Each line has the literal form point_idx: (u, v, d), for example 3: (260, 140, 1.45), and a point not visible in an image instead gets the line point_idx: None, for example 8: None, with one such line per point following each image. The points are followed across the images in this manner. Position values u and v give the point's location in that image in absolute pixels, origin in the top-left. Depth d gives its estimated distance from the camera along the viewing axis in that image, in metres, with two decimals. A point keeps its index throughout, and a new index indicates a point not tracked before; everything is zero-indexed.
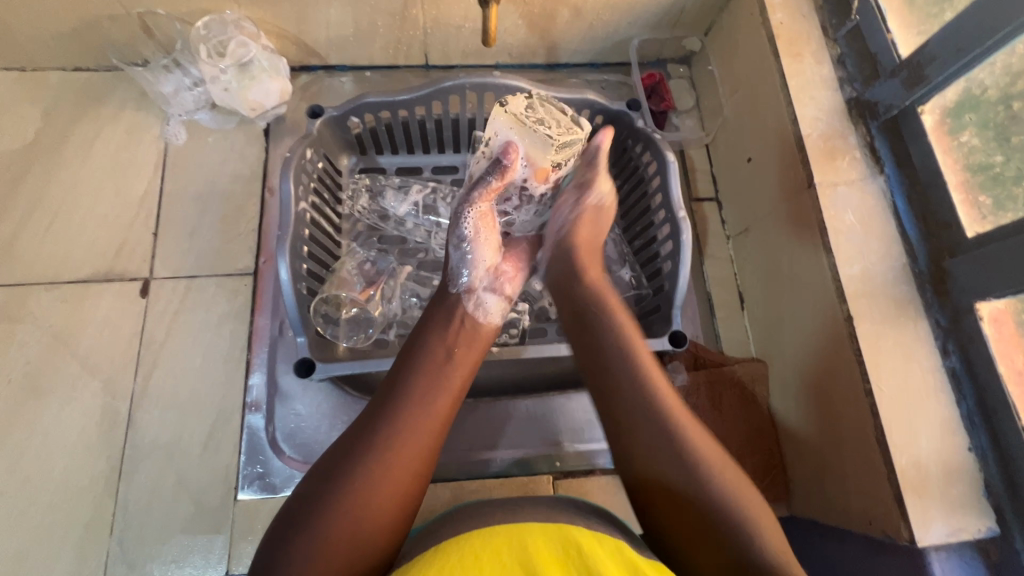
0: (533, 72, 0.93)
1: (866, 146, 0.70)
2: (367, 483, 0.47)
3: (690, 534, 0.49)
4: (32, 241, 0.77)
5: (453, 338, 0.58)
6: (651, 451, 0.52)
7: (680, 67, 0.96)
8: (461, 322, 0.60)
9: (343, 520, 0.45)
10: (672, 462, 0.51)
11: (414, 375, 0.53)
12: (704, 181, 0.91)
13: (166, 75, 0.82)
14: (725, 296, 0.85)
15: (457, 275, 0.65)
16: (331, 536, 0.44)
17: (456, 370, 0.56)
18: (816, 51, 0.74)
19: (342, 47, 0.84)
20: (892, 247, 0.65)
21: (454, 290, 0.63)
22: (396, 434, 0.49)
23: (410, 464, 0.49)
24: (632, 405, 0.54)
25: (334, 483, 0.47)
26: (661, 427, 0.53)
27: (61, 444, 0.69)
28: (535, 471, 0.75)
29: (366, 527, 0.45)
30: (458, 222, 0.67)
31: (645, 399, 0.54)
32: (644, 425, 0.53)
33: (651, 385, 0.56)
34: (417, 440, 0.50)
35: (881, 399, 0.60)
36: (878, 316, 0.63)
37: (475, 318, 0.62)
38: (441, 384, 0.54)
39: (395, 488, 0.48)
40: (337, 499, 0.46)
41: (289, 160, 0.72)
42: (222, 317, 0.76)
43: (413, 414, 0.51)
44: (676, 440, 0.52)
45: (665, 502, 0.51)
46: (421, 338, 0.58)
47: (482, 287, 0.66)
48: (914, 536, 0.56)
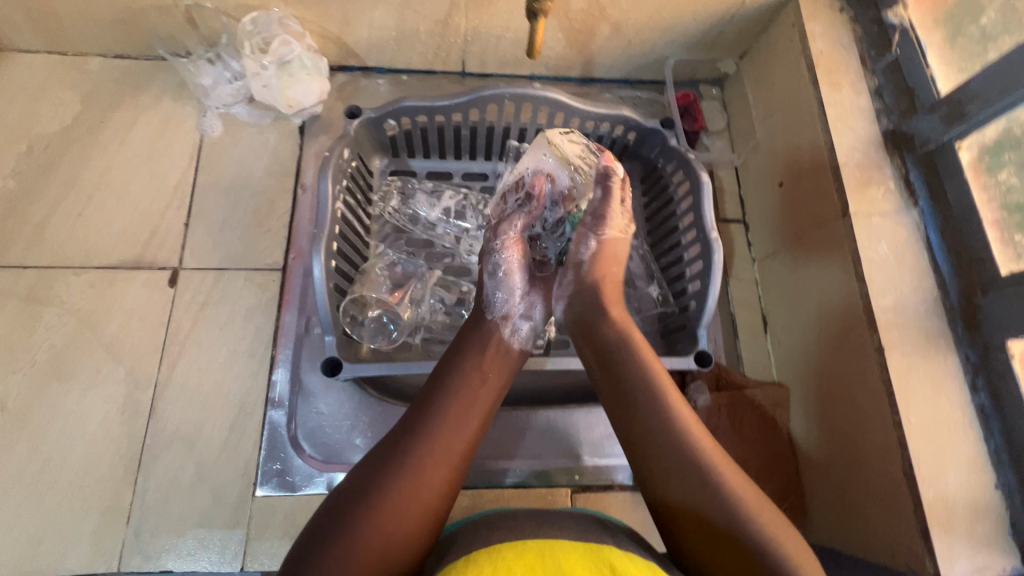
0: (567, 85, 0.94)
1: (901, 178, 0.70)
2: (401, 496, 0.46)
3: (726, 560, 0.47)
4: (64, 224, 0.77)
5: (488, 358, 0.58)
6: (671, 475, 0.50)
7: (712, 89, 0.96)
8: (496, 346, 0.59)
9: (377, 531, 0.44)
10: (692, 488, 0.49)
11: (450, 389, 0.53)
12: (732, 203, 0.91)
13: (208, 67, 0.82)
14: (748, 319, 0.86)
15: (493, 301, 0.63)
16: (365, 545, 0.44)
17: (487, 388, 0.55)
18: (856, 80, 0.75)
19: (382, 49, 0.84)
20: (925, 281, 0.66)
21: (488, 316, 0.61)
22: (429, 449, 0.49)
23: (443, 478, 0.49)
24: (652, 423, 0.52)
25: (369, 489, 0.46)
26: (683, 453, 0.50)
27: (82, 430, 0.69)
28: (554, 483, 0.75)
29: (400, 534, 0.45)
30: (493, 253, 0.65)
31: (672, 432, 0.52)
32: (664, 446, 0.51)
33: (667, 402, 0.54)
34: (448, 454, 0.49)
35: (910, 432, 0.60)
36: (909, 347, 0.63)
37: (509, 345, 0.60)
38: (471, 399, 0.53)
39: (430, 501, 0.47)
40: (371, 507, 0.45)
41: (327, 159, 0.73)
42: (248, 311, 0.76)
43: (448, 429, 0.50)
44: (706, 474, 0.49)
45: (692, 539, 0.49)
46: (455, 355, 0.57)
47: (519, 315, 0.63)
48: (939, 569, 0.56)
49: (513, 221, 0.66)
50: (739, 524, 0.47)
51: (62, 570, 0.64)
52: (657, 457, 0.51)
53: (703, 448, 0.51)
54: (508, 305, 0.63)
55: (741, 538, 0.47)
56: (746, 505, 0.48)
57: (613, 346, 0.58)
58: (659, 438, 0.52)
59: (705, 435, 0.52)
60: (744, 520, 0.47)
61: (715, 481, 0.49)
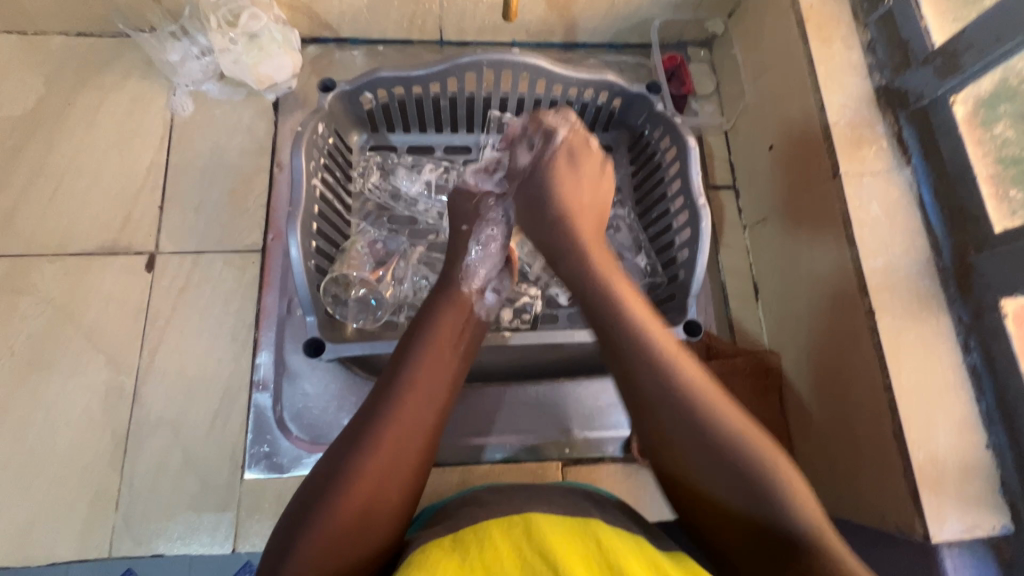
0: (550, 52, 0.90)
1: (893, 136, 0.68)
2: (373, 476, 0.44)
3: (724, 518, 0.44)
4: (35, 211, 0.75)
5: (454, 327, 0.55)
6: (689, 452, 0.45)
7: (700, 51, 0.93)
8: (466, 315, 0.58)
9: (354, 507, 0.43)
10: (697, 443, 0.45)
11: (416, 359, 0.51)
12: (722, 168, 0.89)
13: (172, 43, 0.79)
14: (740, 287, 0.84)
15: (471, 273, 0.62)
16: (343, 522, 0.43)
17: (452, 362, 0.53)
18: (847, 36, 0.72)
19: (355, 18, 0.81)
20: (917, 241, 0.64)
21: (464, 288, 0.60)
22: (399, 424, 0.47)
23: (414, 456, 0.47)
24: (642, 375, 0.48)
25: (343, 469, 0.45)
26: (681, 414, 0.46)
27: (65, 418, 0.68)
28: (544, 457, 0.74)
29: (377, 512, 0.44)
30: (483, 223, 0.66)
31: (682, 404, 0.46)
32: (682, 438, 0.45)
33: (665, 363, 0.48)
34: (419, 427, 0.48)
35: (901, 395, 0.59)
36: (900, 309, 0.62)
37: (477, 314, 0.59)
38: (438, 372, 0.51)
39: (406, 475, 0.46)
40: (348, 485, 0.44)
41: (300, 134, 0.70)
42: (229, 294, 0.74)
43: (414, 403, 0.48)
44: (710, 426, 0.45)
45: (698, 484, 0.45)
46: (415, 332, 0.53)
47: (491, 287, 0.63)
48: (929, 531, 0.56)
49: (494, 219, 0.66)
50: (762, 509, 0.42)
51: (53, 558, 0.64)
52: (648, 406, 0.47)
53: (707, 400, 0.46)
54: (484, 280, 0.63)
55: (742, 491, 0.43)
56: (756, 456, 0.44)
57: (593, 299, 0.53)
58: (650, 387, 0.47)
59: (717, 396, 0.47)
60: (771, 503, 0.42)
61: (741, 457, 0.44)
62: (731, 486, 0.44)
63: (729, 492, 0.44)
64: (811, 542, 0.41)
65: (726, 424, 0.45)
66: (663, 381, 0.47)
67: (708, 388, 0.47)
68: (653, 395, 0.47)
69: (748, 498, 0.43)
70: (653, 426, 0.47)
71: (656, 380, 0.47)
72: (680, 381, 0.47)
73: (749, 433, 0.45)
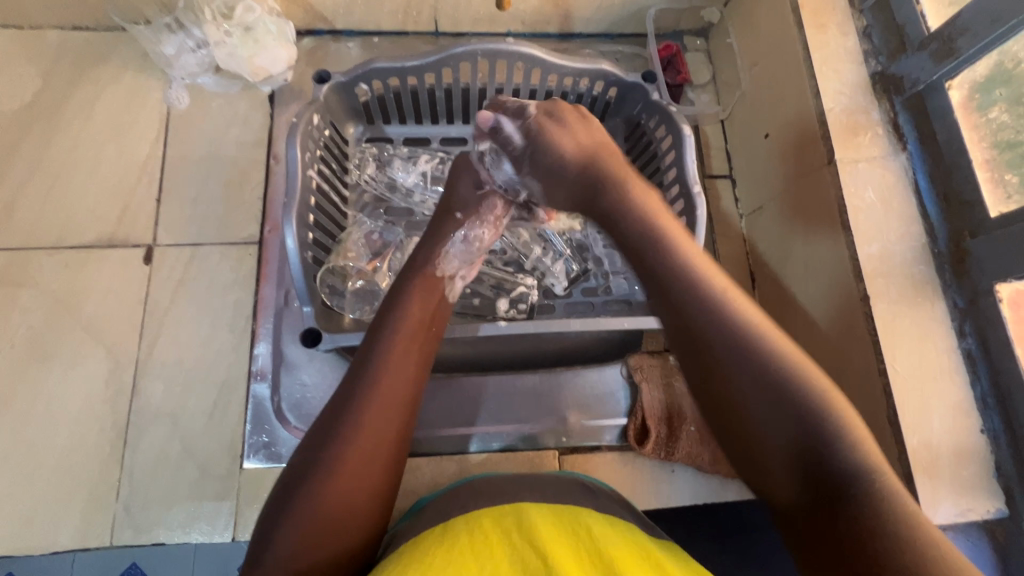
0: (545, 42, 0.90)
1: (889, 122, 0.68)
2: (356, 458, 0.45)
3: (796, 473, 0.41)
4: (33, 205, 0.76)
5: (424, 308, 0.56)
6: (754, 390, 0.43)
7: (697, 40, 0.93)
8: (437, 298, 0.58)
9: (339, 489, 0.44)
10: (767, 395, 0.42)
11: (389, 342, 0.51)
12: (718, 158, 0.89)
13: (168, 35, 0.79)
14: (737, 276, 0.84)
15: (447, 259, 0.61)
16: (327, 503, 0.43)
17: (421, 342, 0.53)
18: (843, 22, 0.71)
19: (349, 10, 0.81)
20: (912, 227, 0.64)
21: (440, 273, 0.60)
22: (377, 406, 0.47)
23: (392, 437, 0.47)
24: (714, 331, 0.45)
25: (324, 453, 0.45)
26: (744, 347, 0.44)
27: (66, 410, 0.69)
28: (541, 446, 0.75)
29: (359, 497, 0.44)
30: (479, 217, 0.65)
31: (744, 341, 0.44)
32: (748, 375, 0.43)
33: (733, 310, 0.46)
34: (395, 408, 0.48)
35: (895, 379, 0.59)
36: (895, 295, 0.62)
37: (446, 297, 0.59)
38: (408, 354, 0.51)
39: (386, 456, 0.47)
40: (330, 468, 0.44)
41: (295, 125, 0.70)
42: (226, 286, 0.75)
43: (389, 384, 0.48)
44: (773, 362, 0.43)
45: (758, 436, 0.42)
46: (386, 316, 0.53)
47: (461, 276, 0.63)
48: (924, 515, 0.56)
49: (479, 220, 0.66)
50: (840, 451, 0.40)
51: (55, 547, 0.65)
52: (717, 360, 0.45)
53: (786, 359, 0.43)
54: (457, 268, 0.62)
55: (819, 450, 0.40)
56: (833, 416, 0.41)
57: (645, 243, 0.52)
58: (718, 339, 0.45)
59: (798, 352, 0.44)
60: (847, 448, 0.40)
61: (813, 400, 0.41)
62: (797, 430, 0.41)
63: (794, 438, 0.41)
64: (880, 492, 0.38)
65: (804, 381, 0.42)
66: (724, 315, 0.46)
67: (779, 338, 0.45)
68: (729, 350, 0.44)
69: (818, 451, 0.40)
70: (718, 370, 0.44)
71: (724, 334, 0.45)
72: (751, 335, 0.44)
73: (817, 375, 0.43)
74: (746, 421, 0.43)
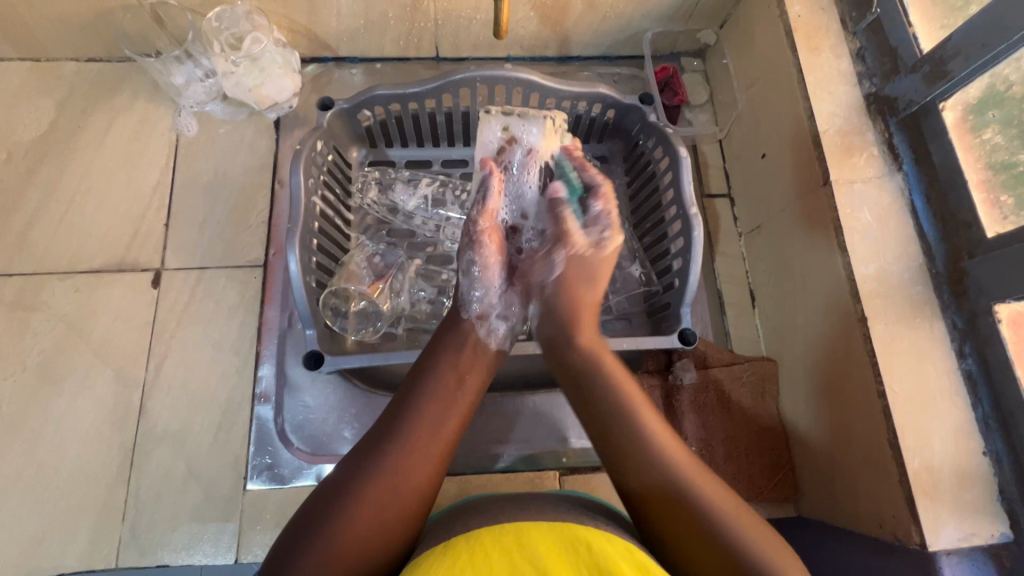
0: (544, 66, 0.92)
1: (884, 143, 0.68)
2: (384, 503, 0.47)
3: (695, 559, 0.48)
4: (46, 231, 0.78)
5: (465, 363, 0.57)
6: (646, 478, 0.51)
7: (694, 60, 0.94)
8: (473, 347, 0.59)
9: (357, 533, 0.45)
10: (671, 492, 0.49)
11: (429, 390, 0.53)
12: (717, 177, 0.90)
13: (178, 66, 0.80)
14: (736, 295, 0.84)
15: (469, 300, 0.62)
16: (342, 547, 0.45)
17: (465, 391, 0.55)
18: (836, 44, 0.72)
19: (353, 38, 0.83)
20: (909, 247, 0.64)
21: (465, 317, 0.61)
22: (406, 461, 0.49)
23: (421, 482, 0.49)
24: (612, 416, 0.54)
25: (346, 496, 0.47)
26: (641, 442, 0.52)
27: (74, 431, 0.71)
28: (541, 467, 0.75)
29: (375, 539, 0.46)
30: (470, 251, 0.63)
31: (639, 434, 0.52)
32: (638, 457, 0.51)
33: (636, 406, 0.54)
34: (429, 458, 0.50)
35: (894, 402, 0.59)
36: (893, 315, 0.62)
37: (486, 346, 0.60)
38: (452, 403, 0.54)
39: (411, 502, 0.48)
40: (349, 515, 0.46)
41: (298, 152, 0.72)
42: (231, 308, 0.76)
43: (423, 438, 0.50)
44: (664, 458, 0.51)
45: (667, 523, 0.49)
46: (432, 358, 0.57)
47: (496, 315, 0.63)
48: (925, 540, 0.55)
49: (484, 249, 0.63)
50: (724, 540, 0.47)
51: (62, 568, 0.66)
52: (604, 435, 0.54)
53: (672, 455, 0.51)
54: (486, 304, 0.62)
55: (696, 518, 0.48)
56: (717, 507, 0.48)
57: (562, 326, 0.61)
58: (619, 425, 0.53)
59: (679, 447, 0.52)
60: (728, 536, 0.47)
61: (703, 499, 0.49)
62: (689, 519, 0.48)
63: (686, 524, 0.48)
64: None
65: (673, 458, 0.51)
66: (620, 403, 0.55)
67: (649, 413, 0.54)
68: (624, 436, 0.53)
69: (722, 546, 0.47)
70: (620, 461, 0.52)
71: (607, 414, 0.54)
72: (639, 419, 0.53)
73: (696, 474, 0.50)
74: (655, 509, 0.50)
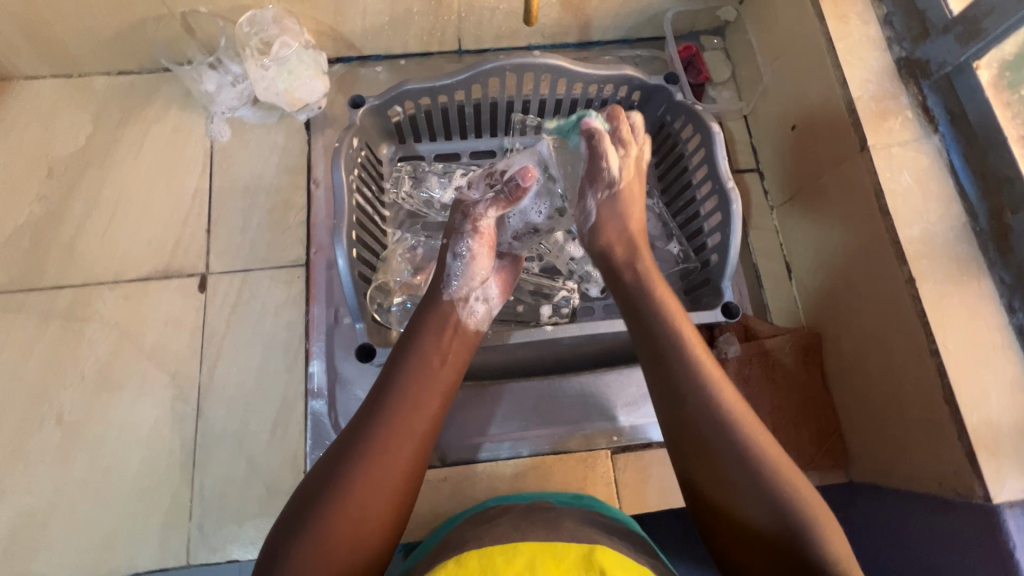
0: (565, 52, 0.93)
1: (917, 106, 0.68)
2: (369, 475, 0.50)
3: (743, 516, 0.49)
4: (93, 243, 0.79)
5: (445, 342, 0.60)
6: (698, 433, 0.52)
7: (713, 39, 0.95)
8: (453, 326, 0.62)
9: (348, 512, 0.48)
10: (730, 452, 0.50)
11: (410, 372, 0.56)
12: (744, 152, 0.90)
13: (209, 72, 0.83)
14: (772, 267, 0.85)
15: (452, 280, 0.65)
16: (337, 528, 0.47)
17: (444, 372, 0.58)
18: (863, 12, 0.72)
19: (378, 35, 0.84)
20: (950, 207, 0.64)
21: (445, 297, 0.64)
22: (391, 441, 0.52)
23: (405, 463, 0.52)
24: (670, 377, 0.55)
25: (337, 480, 0.49)
26: (704, 407, 0.53)
27: (136, 436, 0.72)
28: (593, 446, 0.75)
29: (367, 519, 0.48)
30: (463, 236, 0.67)
31: (702, 400, 0.53)
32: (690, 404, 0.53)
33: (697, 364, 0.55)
34: (412, 434, 0.53)
35: (949, 359, 0.59)
36: (940, 274, 0.62)
37: (464, 324, 0.63)
38: (432, 381, 0.57)
39: (394, 483, 0.51)
40: (341, 497, 0.48)
41: (338, 150, 0.73)
42: (278, 307, 0.78)
43: (408, 415, 0.53)
44: (718, 416, 0.52)
45: (716, 467, 0.51)
46: (413, 338, 0.59)
47: (476, 297, 0.66)
48: (989, 492, 0.56)
49: (485, 208, 0.68)
50: (777, 499, 0.48)
51: (135, 568, 0.67)
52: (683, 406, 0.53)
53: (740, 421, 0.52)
54: (467, 287, 0.65)
55: (746, 481, 0.49)
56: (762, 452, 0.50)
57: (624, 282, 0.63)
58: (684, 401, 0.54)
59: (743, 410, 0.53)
60: (774, 486, 0.48)
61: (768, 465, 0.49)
62: (743, 470, 0.49)
63: (734, 470, 0.50)
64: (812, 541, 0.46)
65: (775, 470, 0.49)
66: (684, 372, 0.55)
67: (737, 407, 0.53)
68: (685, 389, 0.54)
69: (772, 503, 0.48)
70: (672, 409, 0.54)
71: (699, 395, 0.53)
72: (718, 412, 0.52)
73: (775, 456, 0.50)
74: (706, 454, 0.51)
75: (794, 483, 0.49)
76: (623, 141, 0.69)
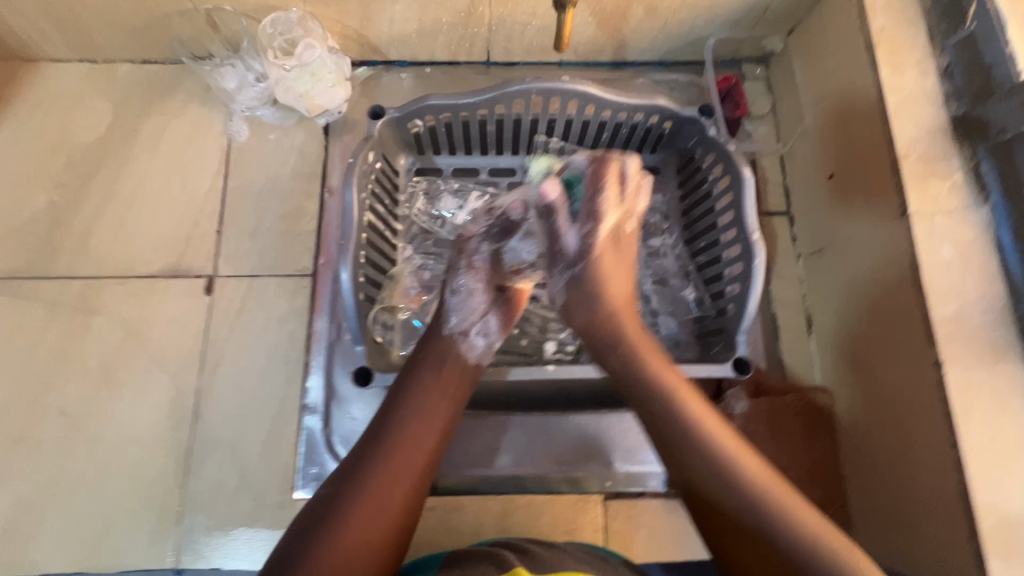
0: (597, 71, 0.89)
1: (969, 171, 0.63)
2: (373, 495, 0.49)
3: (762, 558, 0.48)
4: (106, 235, 0.80)
5: (445, 371, 0.59)
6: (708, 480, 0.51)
7: (756, 68, 0.90)
8: (453, 360, 0.60)
9: (355, 531, 0.47)
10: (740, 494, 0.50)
11: (410, 396, 0.56)
12: (775, 194, 0.86)
13: (229, 70, 0.81)
14: (790, 318, 0.82)
15: (450, 316, 0.63)
16: (345, 545, 0.47)
17: (442, 397, 0.58)
18: (923, 60, 0.67)
19: (404, 43, 0.81)
20: (992, 286, 0.60)
21: (444, 331, 0.62)
22: (393, 461, 0.51)
23: (408, 482, 0.51)
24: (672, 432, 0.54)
25: (340, 502, 0.49)
26: (709, 451, 0.52)
27: (134, 434, 0.73)
28: (585, 490, 0.73)
29: (376, 536, 0.48)
30: (459, 271, 0.64)
31: (702, 447, 0.52)
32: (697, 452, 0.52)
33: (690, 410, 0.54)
34: (413, 453, 0.53)
35: (970, 454, 0.56)
36: (972, 359, 0.58)
37: (463, 357, 0.62)
38: (430, 407, 0.56)
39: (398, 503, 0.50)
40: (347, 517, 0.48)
41: (352, 166, 0.71)
42: (282, 317, 0.77)
43: (409, 436, 0.53)
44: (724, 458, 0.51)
45: (729, 510, 0.50)
46: (412, 369, 0.59)
47: (476, 331, 0.64)
48: None
49: (478, 243, 0.65)
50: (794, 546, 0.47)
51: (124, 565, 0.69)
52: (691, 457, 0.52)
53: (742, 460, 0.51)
54: (467, 322, 0.63)
55: (762, 521, 0.49)
56: (773, 497, 0.49)
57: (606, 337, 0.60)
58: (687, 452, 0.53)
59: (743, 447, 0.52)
60: (789, 531, 0.48)
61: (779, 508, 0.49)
62: (753, 512, 0.49)
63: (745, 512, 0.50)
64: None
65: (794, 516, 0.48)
66: (682, 421, 0.54)
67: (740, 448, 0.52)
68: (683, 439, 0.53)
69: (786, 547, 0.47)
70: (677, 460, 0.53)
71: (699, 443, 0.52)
72: (723, 455, 0.51)
73: (787, 498, 0.50)
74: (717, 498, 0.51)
75: (811, 527, 0.48)
76: (596, 210, 0.58)
